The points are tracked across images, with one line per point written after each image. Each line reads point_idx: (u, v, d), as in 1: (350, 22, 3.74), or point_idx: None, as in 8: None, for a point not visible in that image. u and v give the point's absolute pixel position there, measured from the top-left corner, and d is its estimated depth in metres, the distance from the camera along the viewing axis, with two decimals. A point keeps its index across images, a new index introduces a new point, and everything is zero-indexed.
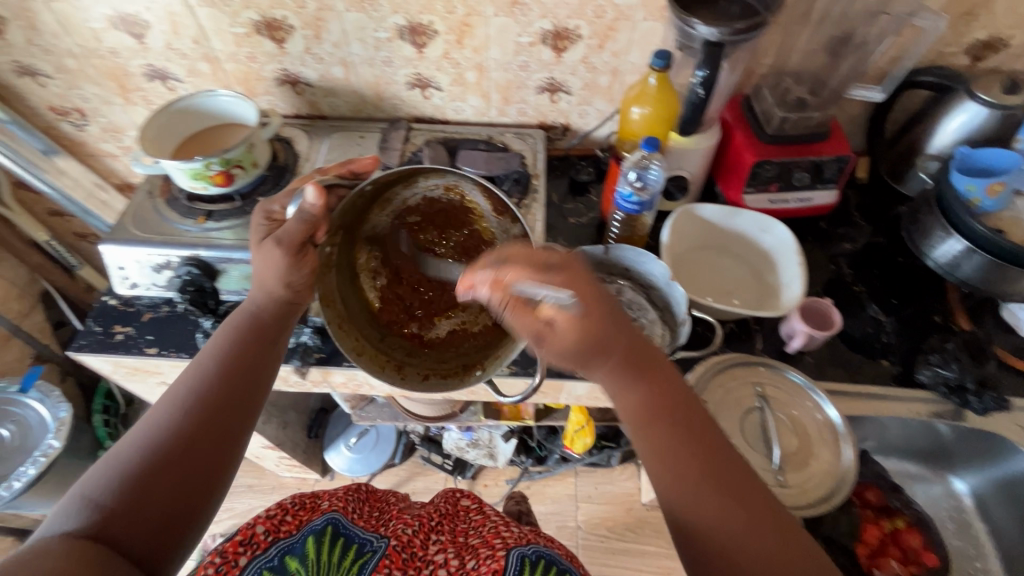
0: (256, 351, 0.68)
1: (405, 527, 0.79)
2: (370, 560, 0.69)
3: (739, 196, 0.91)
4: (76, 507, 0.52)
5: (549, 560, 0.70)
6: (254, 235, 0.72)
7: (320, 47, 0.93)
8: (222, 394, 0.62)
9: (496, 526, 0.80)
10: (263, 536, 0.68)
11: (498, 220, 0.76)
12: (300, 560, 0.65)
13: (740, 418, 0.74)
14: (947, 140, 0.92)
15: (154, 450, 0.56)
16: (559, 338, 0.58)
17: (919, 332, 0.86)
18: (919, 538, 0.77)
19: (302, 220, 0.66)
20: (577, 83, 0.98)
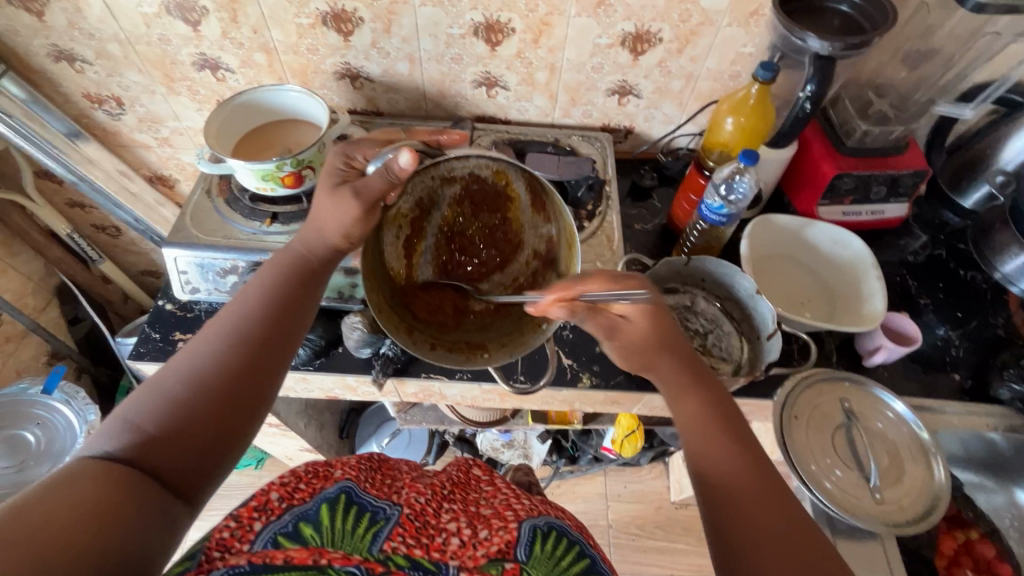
0: (299, 292, 0.66)
1: (417, 496, 0.69)
2: (383, 528, 0.60)
3: (814, 207, 0.90)
4: (117, 429, 0.50)
5: (560, 531, 0.65)
6: (330, 177, 0.68)
7: (388, 41, 0.88)
8: (265, 333, 0.61)
9: (507, 497, 0.73)
10: (277, 503, 0.59)
11: (532, 215, 0.73)
12: (315, 526, 0.57)
13: (829, 434, 0.74)
14: (1015, 156, 0.91)
15: (200, 384, 0.55)
16: (630, 335, 0.61)
17: (987, 347, 0.87)
18: (993, 549, 0.79)
19: (387, 178, 0.62)
20: (648, 87, 0.95)
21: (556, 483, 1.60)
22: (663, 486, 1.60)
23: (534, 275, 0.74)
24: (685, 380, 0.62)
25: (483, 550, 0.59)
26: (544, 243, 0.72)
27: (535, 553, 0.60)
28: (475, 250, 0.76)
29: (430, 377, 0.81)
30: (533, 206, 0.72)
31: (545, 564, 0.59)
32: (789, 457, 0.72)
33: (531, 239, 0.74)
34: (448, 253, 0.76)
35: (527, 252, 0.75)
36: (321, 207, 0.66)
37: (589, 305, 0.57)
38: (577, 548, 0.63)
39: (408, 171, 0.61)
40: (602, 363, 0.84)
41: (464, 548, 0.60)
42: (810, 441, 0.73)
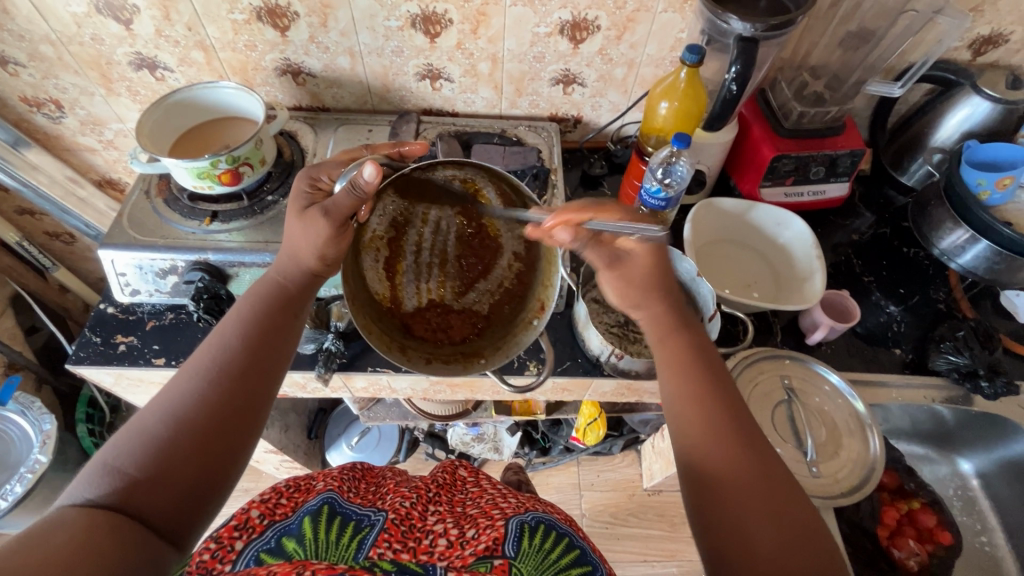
0: (278, 318, 0.63)
1: (404, 501, 0.68)
2: (368, 536, 0.58)
3: (756, 189, 0.92)
4: (99, 475, 0.49)
5: (549, 524, 0.62)
6: (298, 202, 0.66)
7: (326, 36, 0.88)
8: (247, 363, 0.59)
9: (494, 497, 0.72)
10: (258, 520, 0.58)
11: (505, 220, 0.72)
12: (298, 540, 0.54)
13: (770, 411, 0.76)
14: (950, 134, 0.93)
15: (181, 422, 0.53)
16: (629, 274, 0.63)
17: (928, 320, 0.89)
18: (933, 518, 0.82)
19: (353, 195, 0.59)
20: (592, 75, 0.96)
21: (529, 475, 1.61)
22: (635, 474, 1.61)
23: (517, 282, 0.73)
24: (672, 324, 0.63)
25: (472, 550, 0.57)
26: (522, 245, 0.72)
27: (523, 548, 0.57)
28: (460, 263, 0.74)
29: (377, 371, 0.81)
30: (504, 210, 0.71)
31: (533, 558, 0.56)
32: None
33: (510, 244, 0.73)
34: (430, 268, 0.74)
35: (507, 257, 0.74)
36: (291, 231, 0.64)
37: (594, 235, 0.60)
38: (567, 540, 0.61)
39: (374, 185, 0.58)
40: (550, 351, 0.85)
41: (452, 549, 0.58)
42: None
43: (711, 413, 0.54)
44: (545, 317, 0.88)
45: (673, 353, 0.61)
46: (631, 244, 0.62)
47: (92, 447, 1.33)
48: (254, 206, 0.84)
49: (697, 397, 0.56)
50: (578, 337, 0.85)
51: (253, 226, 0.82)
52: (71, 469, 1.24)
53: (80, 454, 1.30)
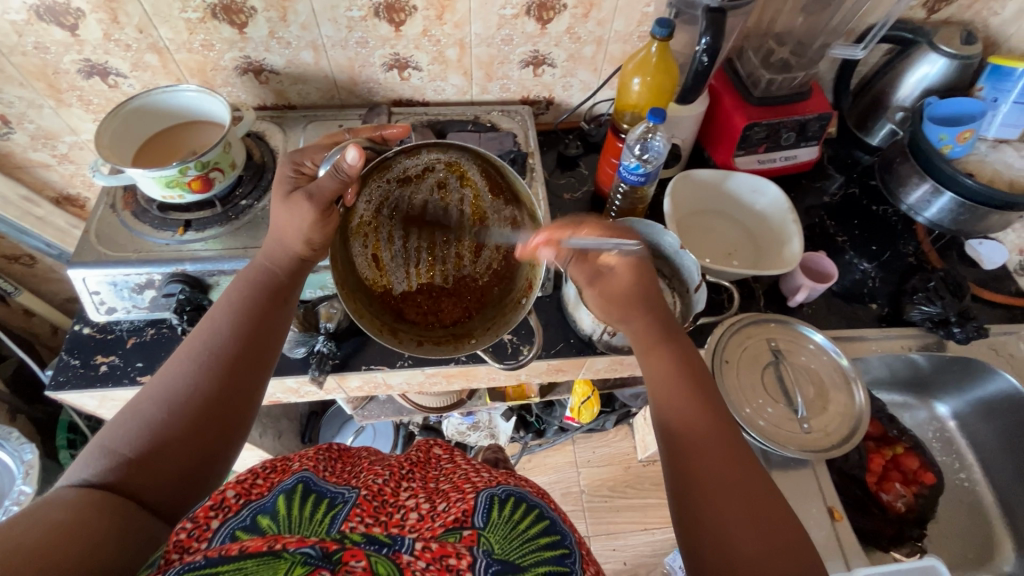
0: (268, 305, 0.63)
1: (376, 478, 0.66)
2: (342, 510, 0.54)
3: (730, 158, 0.93)
4: (94, 456, 0.50)
5: (520, 497, 0.59)
6: (282, 186, 0.65)
7: (286, 30, 0.85)
8: (241, 348, 0.59)
9: (467, 471, 0.71)
10: (234, 499, 0.51)
11: (493, 201, 0.69)
12: (274, 516, 0.50)
13: (759, 373, 0.78)
14: (911, 93, 0.95)
15: (175, 405, 0.53)
16: (609, 287, 0.64)
17: (900, 274, 0.92)
18: (917, 460, 0.86)
19: (337, 178, 0.60)
20: (561, 55, 0.95)
21: (526, 458, 1.63)
22: (629, 446, 1.64)
23: (505, 262, 0.71)
24: (655, 337, 0.62)
25: (442, 520, 0.55)
26: (509, 226, 0.70)
27: (492, 519, 0.54)
28: (448, 248, 0.72)
29: (371, 369, 0.81)
30: (492, 190, 0.69)
31: (502, 529, 0.54)
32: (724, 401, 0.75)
33: (497, 225, 0.70)
34: (419, 253, 0.71)
35: (495, 238, 0.71)
36: (277, 216, 0.64)
37: (577, 252, 0.63)
38: (537, 511, 0.57)
39: (357, 168, 0.59)
40: (542, 334, 0.85)
41: (422, 522, 0.56)
42: (740, 383, 0.76)
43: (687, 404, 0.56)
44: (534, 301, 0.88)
45: (659, 362, 0.60)
46: (613, 257, 0.63)
47: None
48: (228, 212, 0.82)
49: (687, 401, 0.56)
50: (568, 317, 0.86)
51: (230, 232, 0.80)
52: None
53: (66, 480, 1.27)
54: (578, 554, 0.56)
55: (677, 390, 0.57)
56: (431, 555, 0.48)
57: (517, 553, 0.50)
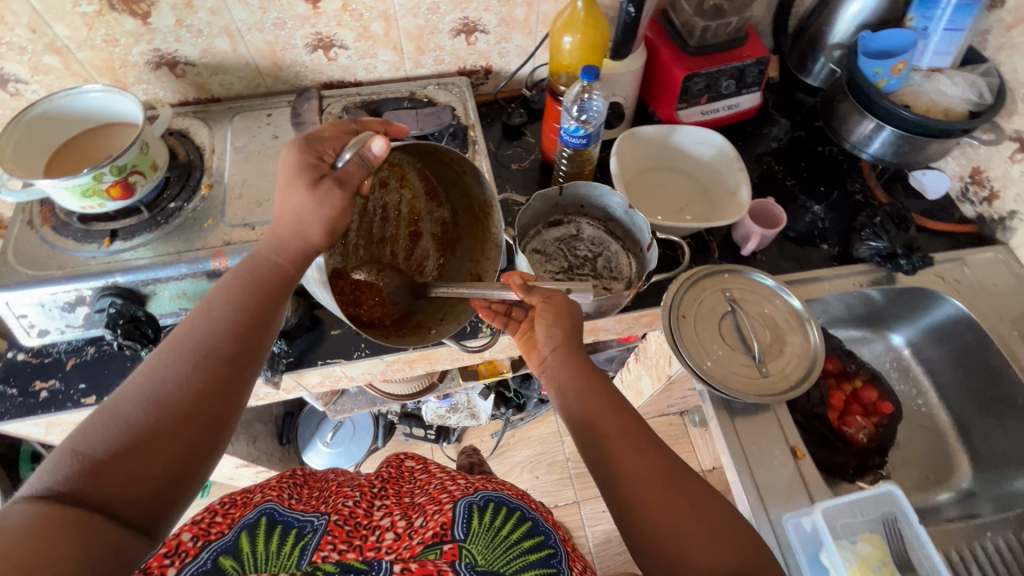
0: (263, 301, 0.58)
1: (346, 500, 0.64)
2: (311, 541, 0.55)
3: (674, 112, 0.92)
4: (62, 460, 0.45)
5: (500, 501, 0.61)
6: (303, 175, 0.59)
7: (194, 17, 0.80)
8: (233, 348, 0.54)
9: (443, 481, 0.69)
10: (192, 542, 0.51)
11: (426, 203, 0.76)
12: (237, 555, 0.50)
13: (717, 324, 0.78)
14: (846, 29, 0.93)
15: (159, 408, 0.49)
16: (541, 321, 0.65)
17: (848, 212, 0.94)
18: (875, 392, 0.88)
19: (367, 168, 0.60)
20: (493, 20, 0.92)
21: (510, 433, 1.64)
22: None
23: (437, 260, 0.77)
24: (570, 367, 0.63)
25: (419, 537, 0.55)
26: (443, 226, 0.77)
27: (472, 528, 0.55)
28: (384, 247, 0.74)
29: (328, 363, 0.79)
30: (427, 193, 0.76)
31: (485, 537, 0.55)
32: (686, 354, 0.75)
33: (429, 227, 0.76)
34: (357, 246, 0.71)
35: (427, 238, 0.77)
36: (293, 201, 0.58)
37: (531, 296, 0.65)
38: (518, 513, 0.60)
39: (382, 158, 0.59)
40: None
41: (398, 541, 0.56)
42: (699, 336, 0.77)
43: (621, 438, 0.57)
44: None
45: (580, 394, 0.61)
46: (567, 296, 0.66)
47: None
48: (156, 217, 0.78)
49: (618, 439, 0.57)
50: None
51: (162, 238, 0.76)
52: None
53: None
54: (563, 552, 0.59)
55: (605, 428, 0.58)
56: None
57: (504, 558, 0.53)
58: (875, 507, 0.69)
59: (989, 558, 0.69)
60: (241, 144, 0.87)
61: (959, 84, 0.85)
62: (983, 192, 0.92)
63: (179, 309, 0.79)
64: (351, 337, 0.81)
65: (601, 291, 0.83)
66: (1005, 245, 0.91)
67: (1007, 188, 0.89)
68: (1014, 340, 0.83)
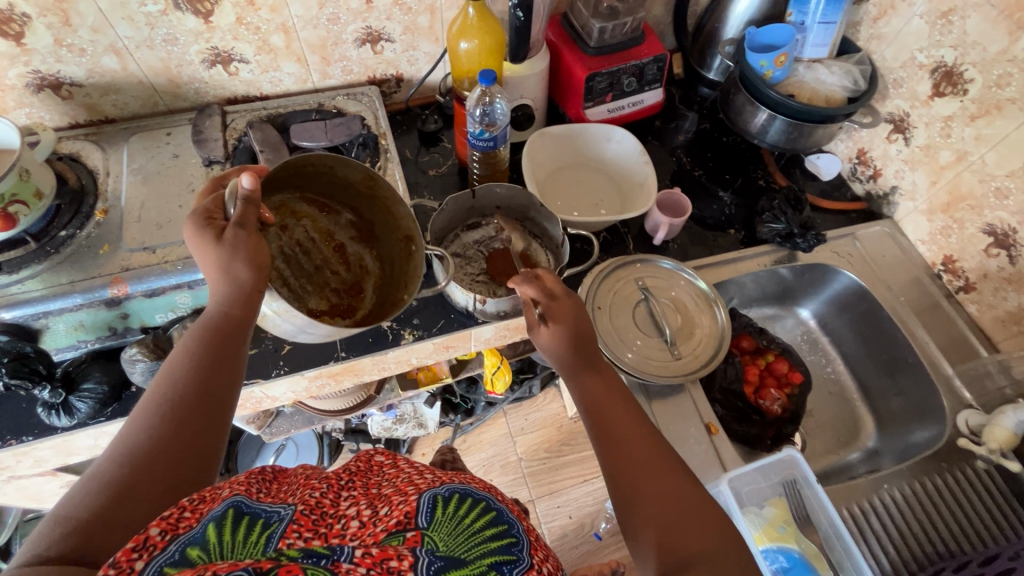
0: (224, 346, 0.56)
1: (312, 491, 0.56)
2: (278, 529, 0.47)
3: (581, 112, 0.95)
4: (45, 528, 0.44)
5: (464, 493, 0.56)
6: (204, 237, 0.55)
7: (75, 36, 0.76)
8: (200, 392, 0.53)
9: (411, 473, 0.63)
10: (161, 536, 0.42)
11: (327, 217, 0.78)
12: (205, 546, 0.42)
13: (631, 312, 0.81)
14: (738, 24, 0.98)
15: (137, 460, 0.48)
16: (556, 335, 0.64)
17: (752, 198, 0.99)
18: (786, 364, 0.93)
19: (246, 205, 0.58)
20: (397, 29, 0.92)
21: (461, 439, 1.63)
22: (559, 407, 1.68)
23: (371, 254, 0.81)
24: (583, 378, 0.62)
25: (383, 524, 0.51)
26: (355, 228, 0.80)
27: (436, 516, 0.52)
28: (323, 272, 0.77)
29: (245, 385, 0.77)
30: (320, 209, 0.78)
31: (448, 524, 0.51)
32: (604, 344, 0.77)
33: (345, 234, 0.79)
34: (304, 286, 0.75)
35: (352, 246, 0.80)
36: (205, 256, 0.55)
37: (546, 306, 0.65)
38: (482, 503, 0.56)
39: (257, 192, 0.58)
40: (422, 315, 0.84)
41: (363, 527, 0.51)
42: (614, 324, 0.79)
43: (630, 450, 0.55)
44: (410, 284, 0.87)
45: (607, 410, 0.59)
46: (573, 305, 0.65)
47: None
48: (46, 247, 0.74)
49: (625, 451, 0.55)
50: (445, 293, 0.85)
51: (53, 269, 0.72)
52: None
53: None
54: (525, 539, 0.56)
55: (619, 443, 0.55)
56: (372, 560, 0.44)
57: (464, 546, 0.50)
58: (778, 471, 0.74)
59: (887, 509, 0.74)
60: (139, 166, 0.83)
61: (836, 74, 0.92)
62: (868, 171, 1.00)
63: (78, 342, 0.75)
64: (268, 355, 0.80)
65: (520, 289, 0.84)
66: (891, 219, 0.98)
67: (888, 167, 0.96)
68: (901, 307, 0.90)
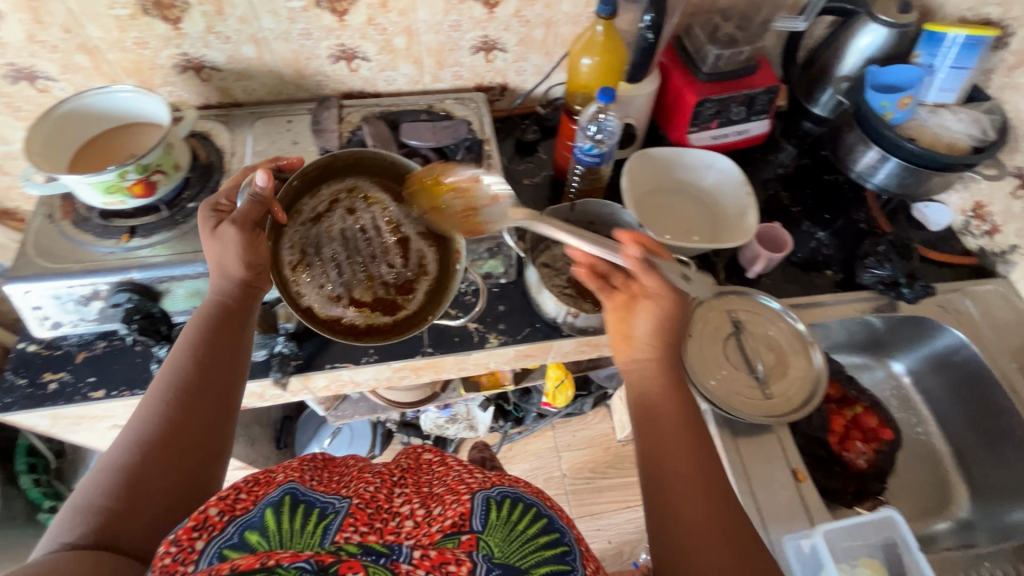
0: (221, 336, 0.63)
1: (367, 485, 0.58)
2: (334, 520, 0.50)
3: (684, 136, 0.95)
4: (70, 515, 0.50)
5: (514, 496, 0.54)
6: (204, 229, 0.65)
7: (224, 24, 0.82)
8: (198, 381, 0.59)
9: (461, 472, 0.63)
10: (219, 517, 0.47)
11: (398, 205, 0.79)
12: (264, 532, 0.46)
13: (721, 345, 0.79)
14: (856, 63, 0.95)
15: (142, 447, 0.54)
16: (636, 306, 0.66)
17: (852, 240, 0.95)
18: (875, 418, 0.89)
19: (253, 202, 0.65)
20: (512, 40, 0.94)
21: (507, 446, 1.63)
22: (609, 427, 1.66)
23: (434, 252, 0.79)
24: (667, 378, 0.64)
25: (438, 524, 0.51)
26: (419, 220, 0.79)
27: (490, 521, 0.51)
28: (379, 263, 0.77)
29: (335, 367, 0.80)
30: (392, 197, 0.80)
31: (502, 529, 0.51)
32: (690, 373, 0.76)
33: (412, 228, 0.79)
34: (356, 278, 0.76)
35: (417, 240, 0.79)
36: (208, 252, 0.64)
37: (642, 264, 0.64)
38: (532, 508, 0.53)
39: (268, 188, 0.66)
40: (507, 321, 0.85)
41: (418, 527, 0.52)
42: (703, 353, 0.78)
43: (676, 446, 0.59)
44: (499, 289, 0.88)
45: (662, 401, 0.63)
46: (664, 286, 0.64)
47: (41, 498, 1.22)
48: (175, 216, 0.79)
49: (671, 444, 0.60)
50: (533, 302, 0.86)
51: (177, 237, 0.77)
52: None
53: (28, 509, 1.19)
54: (578, 550, 0.52)
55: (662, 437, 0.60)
56: (430, 563, 0.44)
57: (518, 554, 0.48)
58: (875, 532, 0.69)
59: None
60: (262, 148, 0.88)
61: (963, 120, 0.88)
62: (984, 226, 0.94)
63: (192, 307, 0.80)
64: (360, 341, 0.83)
65: (608, 307, 0.84)
66: (1004, 279, 0.93)
67: (1008, 224, 0.91)
68: (1013, 374, 0.85)
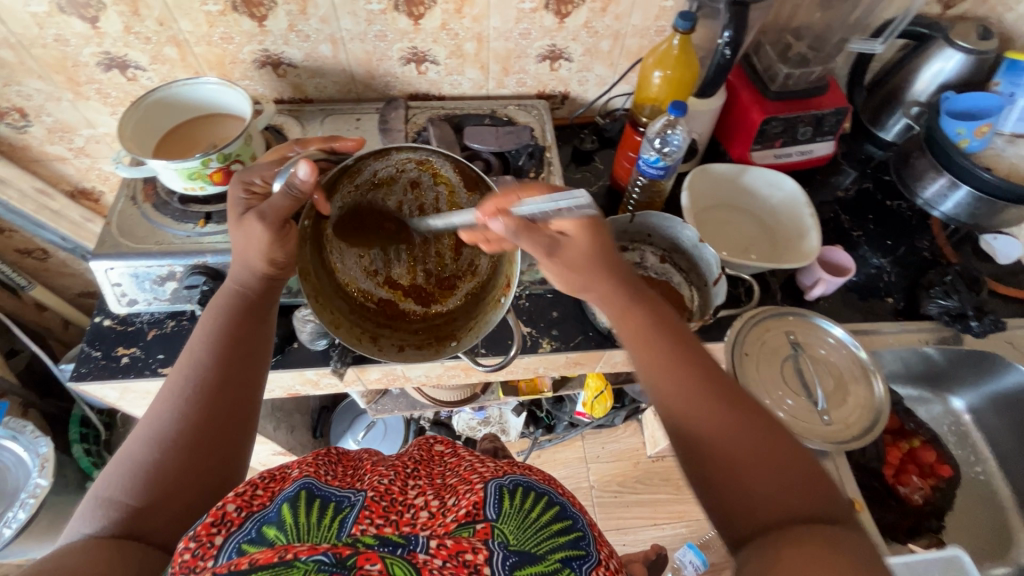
0: (245, 325, 0.59)
1: (381, 477, 0.55)
2: (349, 513, 0.46)
3: (746, 153, 0.94)
4: (91, 508, 0.48)
5: (529, 485, 0.52)
6: (234, 211, 0.60)
7: (306, 23, 0.85)
8: (222, 374, 0.55)
9: (473, 462, 0.60)
10: (237, 512, 0.44)
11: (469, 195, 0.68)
12: (281, 526, 0.43)
13: (778, 367, 0.78)
14: (927, 88, 0.94)
15: (162, 443, 0.50)
16: (572, 255, 0.54)
17: (915, 269, 0.92)
18: (934, 453, 0.87)
19: (288, 195, 0.55)
20: (578, 49, 0.95)
21: (536, 453, 1.63)
22: (639, 442, 1.64)
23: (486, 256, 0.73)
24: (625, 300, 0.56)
25: (453, 514, 0.48)
26: None
27: (504, 508, 0.48)
28: (427, 247, 0.73)
29: (391, 361, 0.81)
30: (465, 186, 0.68)
31: (515, 518, 0.48)
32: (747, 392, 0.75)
33: None
34: (397, 253, 0.72)
35: None
36: (234, 239, 0.59)
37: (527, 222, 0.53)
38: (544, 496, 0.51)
39: (309, 184, 0.54)
40: (560, 327, 0.86)
41: (433, 518, 0.49)
42: (760, 375, 0.76)
43: (699, 400, 0.49)
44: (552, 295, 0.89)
45: (653, 353, 0.53)
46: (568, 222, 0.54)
47: (91, 467, 1.26)
48: None
49: (695, 399, 0.49)
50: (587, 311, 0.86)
51: None
52: (74, 491, 1.20)
53: (79, 476, 1.23)
54: (591, 535, 0.51)
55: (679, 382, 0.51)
56: (447, 552, 0.42)
57: (533, 540, 0.46)
58: (940, 568, 0.67)
59: None
60: None
61: None
62: None
63: None
64: None
65: None
66: None
67: None
68: None
